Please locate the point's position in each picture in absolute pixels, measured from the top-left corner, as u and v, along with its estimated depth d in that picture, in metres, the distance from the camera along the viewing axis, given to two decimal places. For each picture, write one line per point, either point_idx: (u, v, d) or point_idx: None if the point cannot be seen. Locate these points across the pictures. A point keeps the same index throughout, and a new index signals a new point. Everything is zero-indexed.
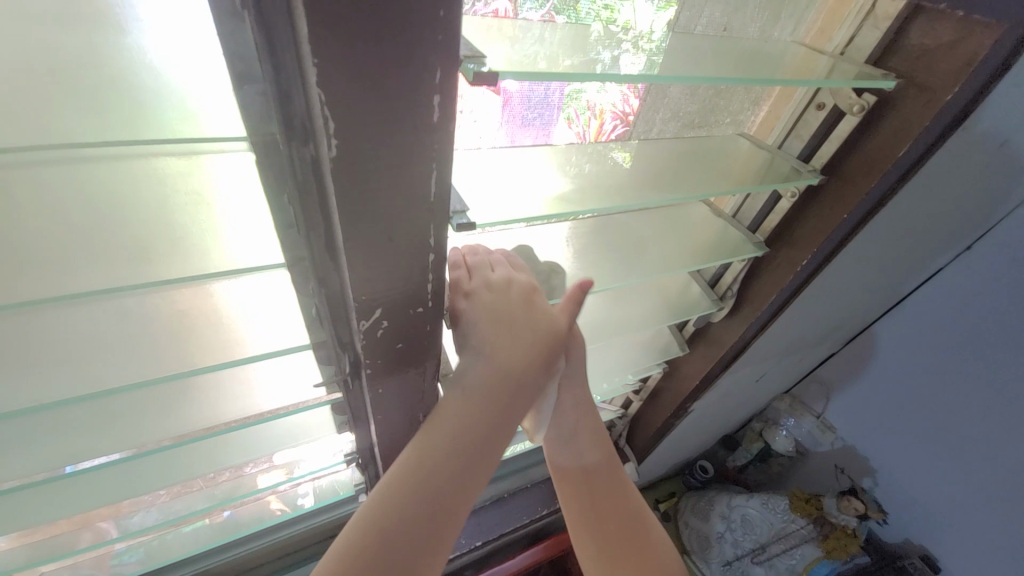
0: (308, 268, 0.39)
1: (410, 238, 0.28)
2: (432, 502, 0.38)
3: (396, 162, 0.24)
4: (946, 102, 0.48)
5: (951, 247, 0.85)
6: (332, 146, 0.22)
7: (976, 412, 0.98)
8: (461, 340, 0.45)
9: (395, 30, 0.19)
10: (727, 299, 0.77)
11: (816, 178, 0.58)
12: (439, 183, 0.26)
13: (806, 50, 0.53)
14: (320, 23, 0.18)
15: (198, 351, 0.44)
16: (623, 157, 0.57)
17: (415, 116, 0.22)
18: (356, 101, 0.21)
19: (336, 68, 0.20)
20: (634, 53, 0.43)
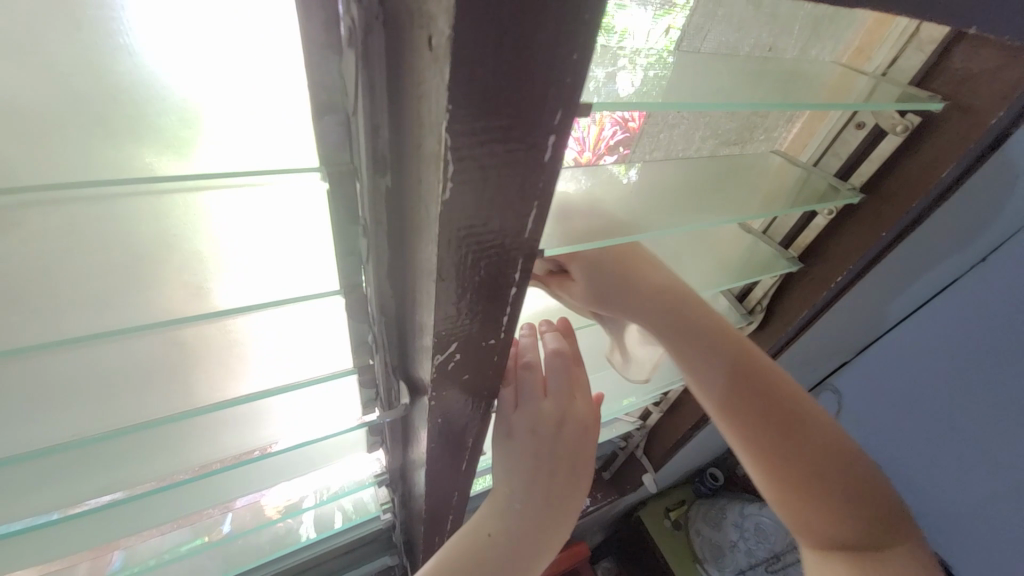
0: (365, 293, 0.38)
1: (500, 273, 0.27)
2: (530, 505, 0.44)
3: (506, 199, 0.23)
4: (992, 124, 0.48)
5: (968, 257, 0.86)
6: (448, 187, 0.21)
7: (991, 421, 0.99)
8: (518, 367, 0.45)
9: (525, 73, 0.19)
10: (756, 314, 0.78)
11: (854, 196, 0.58)
12: (537, 220, 0.25)
13: (847, 69, 0.53)
14: (457, 71, 0.18)
15: (223, 385, 0.44)
16: (619, 169, 0.53)
17: (529, 157, 0.22)
18: (477, 143, 0.20)
19: (463, 115, 0.19)
20: (631, 69, 0.41)
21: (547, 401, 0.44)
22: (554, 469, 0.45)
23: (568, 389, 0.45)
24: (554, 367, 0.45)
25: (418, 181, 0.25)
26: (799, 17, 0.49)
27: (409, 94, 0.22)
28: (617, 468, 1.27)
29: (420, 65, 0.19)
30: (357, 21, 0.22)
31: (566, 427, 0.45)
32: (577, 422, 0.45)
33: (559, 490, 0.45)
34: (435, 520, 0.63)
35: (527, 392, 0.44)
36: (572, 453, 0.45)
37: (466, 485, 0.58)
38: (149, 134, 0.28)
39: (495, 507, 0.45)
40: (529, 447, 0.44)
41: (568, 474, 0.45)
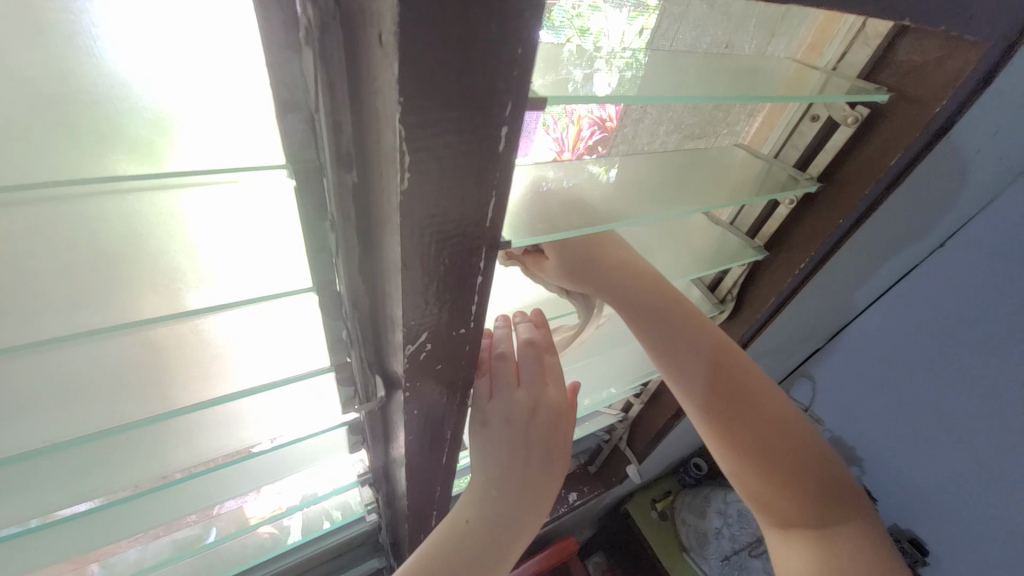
0: (337, 291, 0.39)
1: (464, 263, 0.29)
2: (508, 493, 0.45)
3: (463, 189, 0.24)
4: (934, 113, 0.51)
5: (927, 243, 0.90)
6: (405, 177, 0.22)
7: (955, 399, 1.03)
8: (490, 358, 0.46)
9: (473, 66, 0.20)
10: (727, 302, 0.80)
11: (812, 185, 0.61)
12: (496, 210, 0.26)
13: (800, 64, 0.56)
14: (408, 65, 0.19)
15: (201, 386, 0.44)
16: (599, 170, 0.55)
17: (483, 148, 0.23)
18: (432, 134, 0.21)
19: (416, 108, 0.20)
20: (607, 70, 0.42)
21: (521, 390, 0.45)
22: (530, 456, 0.46)
23: (541, 378, 0.46)
24: (526, 357, 0.46)
25: (379, 174, 0.26)
26: (754, 15, 0.51)
27: (367, 92, 0.23)
28: (603, 461, 1.29)
29: (374, 62, 0.20)
30: (313, 20, 0.22)
31: (539, 414, 0.46)
32: (551, 410, 0.46)
33: (535, 479, 0.46)
34: (419, 517, 0.64)
35: (501, 383, 0.45)
36: (547, 440, 0.46)
37: (448, 480, 0.58)
38: (117, 137, 0.28)
39: (474, 495, 0.46)
40: (505, 436, 0.45)
41: (544, 462, 0.47)
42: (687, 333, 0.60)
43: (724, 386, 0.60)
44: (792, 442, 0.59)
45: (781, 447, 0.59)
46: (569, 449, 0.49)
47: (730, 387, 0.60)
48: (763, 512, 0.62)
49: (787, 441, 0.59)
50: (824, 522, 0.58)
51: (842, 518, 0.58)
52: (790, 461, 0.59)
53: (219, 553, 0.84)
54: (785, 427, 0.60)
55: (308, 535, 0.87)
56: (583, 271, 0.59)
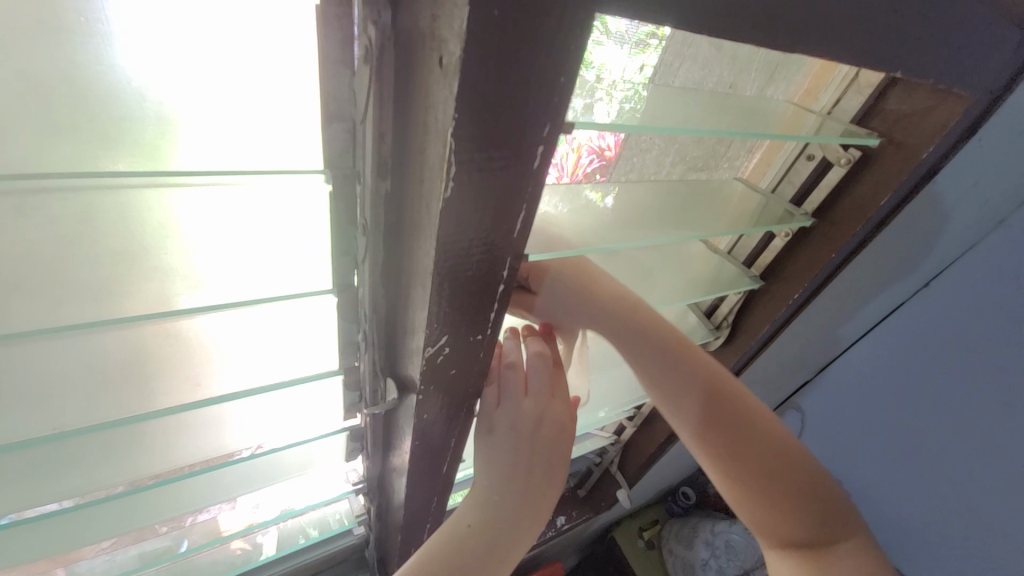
0: (356, 294, 0.40)
1: (491, 270, 0.30)
2: (510, 499, 0.46)
3: (500, 200, 0.26)
4: (922, 157, 0.55)
5: (913, 281, 0.94)
6: (449, 186, 0.24)
7: (939, 435, 1.05)
8: (499, 367, 0.47)
9: (519, 89, 0.22)
10: (722, 329, 0.82)
11: (807, 220, 0.64)
12: (525, 222, 0.28)
13: (797, 107, 0.60)
14: (465, 84, 0.21)
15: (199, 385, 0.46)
16: (595, 196, 0.56)
17: (520, 163, 0.25)
18: (475, 147, 0.23)
19: (465, 123, 0.22)
20: (609, 100, 0.47)
21: (528, 399, 0.46)
22: (533, 465, 0.47)
23: (548, 388, 0.47)
24: (535, 367, 0.47)
25: (418, 183, 0.28)
26: (756, 60, 0.55)
27: (417, 107, 0.25)
28: (592, 485, 1.28)
29: (432, 82, 0.22)
30: (373, 40, 0.25)
31: (544, 425, 0.47)
32: (556, 421, 0.47)
33: (537, 488, 0.47)
34: (412, 530, 0.63)
35: (509, 392, 0.46)
36: (550, 451, 0.47)
37: (445, 491, 0.58)
38: (141, 140, 0.30)
39: (476, 500, 0.47)
40: (510, 444, 0.46)
41: (547, 471, 0.47)
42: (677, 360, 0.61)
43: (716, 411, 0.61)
44: (781, 459, 0.60)
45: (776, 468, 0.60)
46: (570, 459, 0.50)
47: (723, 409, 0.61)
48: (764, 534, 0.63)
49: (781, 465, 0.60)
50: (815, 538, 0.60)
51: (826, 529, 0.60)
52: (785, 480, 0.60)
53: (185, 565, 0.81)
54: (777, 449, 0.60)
55: (283, 549, 0.85)
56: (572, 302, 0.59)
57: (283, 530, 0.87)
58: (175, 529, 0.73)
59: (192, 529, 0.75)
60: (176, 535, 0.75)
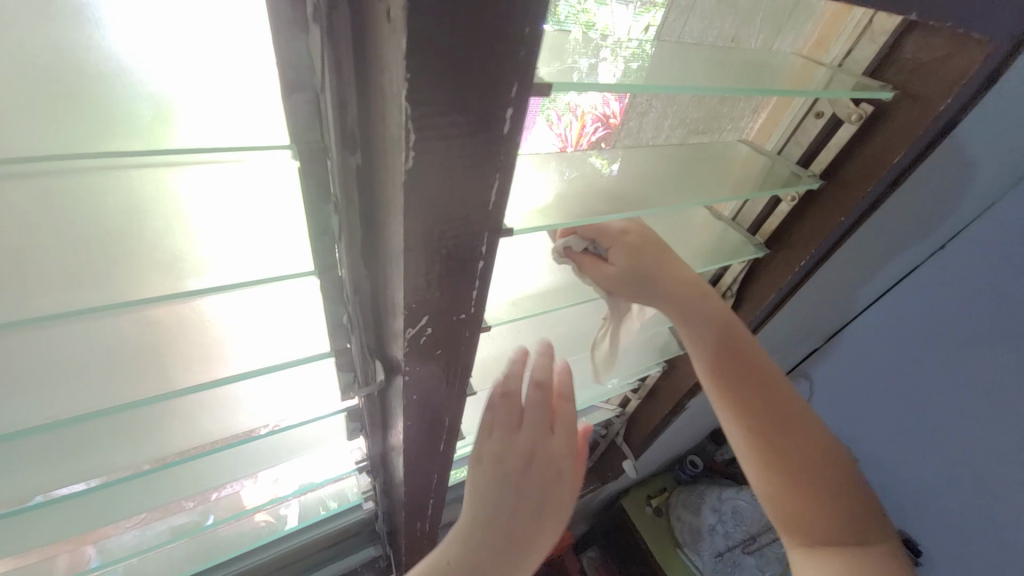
0: (338, 276, 0.39)
1: (467, 245, 0.29)
2: (496, 534, 0.46)
3: (470, 169, 0.24)
4: (938, 110, 0.52)
5: (928, 244, 0.90)
6: (411, 156, 0.22)
7: (951, 400, 1.03)
8: (499, 404, 0.49)
9: (476, 42, 0.20)
10: (726, 299, 0.80)
11: (814, 182, 0.61)
12: (500, 193, 0.27)
13: (806, 60, 0.55)
14: (417, 41, 0.19)
15: (199, 367, 0.43)
16: (602, 162, 0.55)
17: (487, 130, 0.23)
18: (431, 111, 0.21)
19: (421, 84, 0.20)
20: (612, 62, 0.42)
21: (529, 440, 0.48)
22: (521, 505, 0.47)
23: (542, 425, 0.48)
24: (533, 400, 0.49)
25: (384, 154, 0.26)
26: (761, 10, 0.51)
27: (376, 68, 0.23)
28: (599, 456, 1.29)
29: (383, 37, 0.20)
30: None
31: (534, 464, 0.47)
32: (547, 460, 0.48)
33: (526, 528, 0.47)
34: (416, 505, 0.64)
35: (505, 424, 0.48)
36: (539, 493, 0.47)
37: (445, 467, 0.58)
38: (123, 120, 0.28)
39: (463, 532, 0.47)
40: (499, 479, 0.47)
41: (533, 513, 0.47)
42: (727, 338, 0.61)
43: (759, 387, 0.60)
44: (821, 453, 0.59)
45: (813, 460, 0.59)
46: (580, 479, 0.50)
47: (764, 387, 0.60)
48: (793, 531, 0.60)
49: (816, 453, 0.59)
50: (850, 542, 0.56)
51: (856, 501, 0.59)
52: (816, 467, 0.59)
53: (211, 537, 0.83)
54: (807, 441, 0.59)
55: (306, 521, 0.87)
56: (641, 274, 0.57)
57: (304, 503, 0.88)
58: (200, 503, 0.75)
59: (216, 504, 0.77)
60: (201, 509, 0.76)
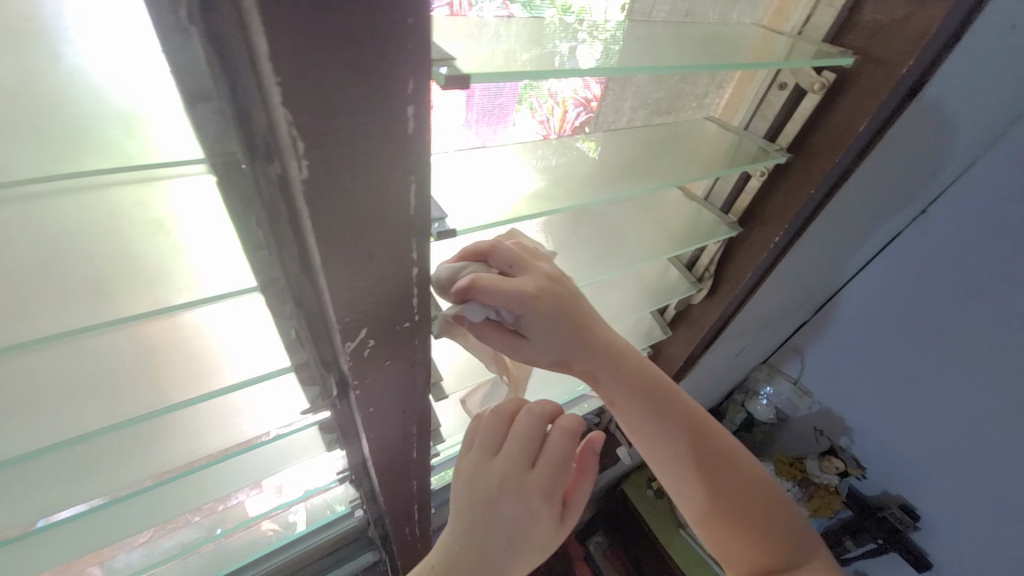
0: (282, 289, 0.36)
1: (394, 248, 0.28)
2: (475, 550, 0.49)
3: (381, 168, 0.24)
4: (901, 74, 0.50)
5: (910, 209, 0.90)
6: (303, 165, 0.22)
7: (939, 366, 1.02)
8: (523, 438, 0.50)
9: (354, 38, 0.19)
10: (705, 281, 0.79)
11: (783, 156, 0.59)
12: (418, 193, 0.26)
13: (766, 31, 0.54)
14: (286, 36, 0.18)
15: (181, 382, 0.41)
16: (588, 146, 0.57)
17: (386, 126, 0.23)
18: (317, 107, 0.21)
19: (301, 81, 0.20)
20: (590, 43, 0.43)
21: (509, 457, 0.50)
22: (505, 537, 0.48)
23: (549, 468, 0.49)
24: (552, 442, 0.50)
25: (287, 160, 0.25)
26: None
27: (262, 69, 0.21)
28: None
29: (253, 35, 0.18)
30: None
31: (530, 502, 0.48)
32: (542, 502, 0.48)
33: (506, 556, 0.49)
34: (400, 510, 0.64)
35: (518, 459, 0.50)
36: (526, 531, 0.48)
37: (424, 473, 0.58)
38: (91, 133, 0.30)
39: (449, 543, 0.51)
40: (492, 508, 0.49)
41: (513, 545, 0.48)
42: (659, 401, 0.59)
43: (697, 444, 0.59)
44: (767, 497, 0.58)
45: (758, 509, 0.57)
46: (545, 503, 0.48)
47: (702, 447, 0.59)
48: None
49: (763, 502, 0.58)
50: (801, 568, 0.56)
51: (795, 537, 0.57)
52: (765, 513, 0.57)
53: (220, 548, 0.83)
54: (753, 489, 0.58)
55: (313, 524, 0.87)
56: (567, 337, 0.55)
57: (311, 507, 0.88)
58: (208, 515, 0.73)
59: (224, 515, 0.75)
60: (208, 523, 0.75)
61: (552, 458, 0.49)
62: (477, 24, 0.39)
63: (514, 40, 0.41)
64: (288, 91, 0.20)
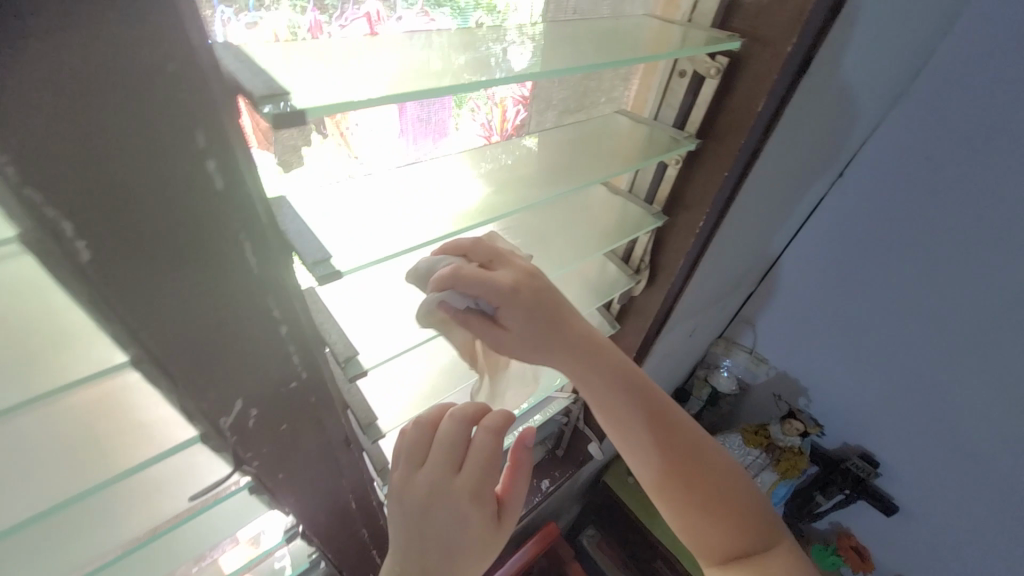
0: (145, 367, 0.31)
1: (229, 284, 0.30)
2: (418, 564, 0.50)
3: (183, 214, 0.26)
4: (787, 53, 0.50)
5: (828, 173, 0.95)
6: (78, 218, 0.23)
7: (874, 320, 1.06)
8: (443, 441, 0.52)
9: (120, 103, 0.21)
10: (642, 272, 0.79)
11: (693, 143, 0.59)
12: (236, 231, 0.28)
13: (659, 21, 0.55)
14: (31, 103, 0.20)
15: (86, 467, 0.39)
16: (533, 142, 0.58)
17: (181, 178, 0.25)
18: (86, 165, 0.22)
19: (61, 144, 0.21)
20: (521, 43, 0.44)
21: (434, 468, 0.51)
22: (444, 542, 0.50)
23: (473, 466, 0.51)
24: (476, 442, 0.51)
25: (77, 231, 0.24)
26: None
27: None
28: (567, 443, 1.28)
29: None
30: None
31: (458, 501, 0.50)
32: (468, 498, 0.50)
33: (448, 562, 0.50)
34: (357, 548, 0.62)
35: (440, 463, 0.51)
36: (462, 530, 0.50)
37: (369, 504, 0.56)
38: None
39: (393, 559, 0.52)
40: (424, 517, 0.50)
41: (454, 550, 0.50)
42: (634, 398, 0.59)
43: (667, 440, 0.60)
44: (728, 485, 0.60)
45: (720, 497, 0.60)
46: (477, 505, 0.50)
47: (673, 441, 0.60)
48: (699, 551, 0.62)
49: (723, 489, 0.60)
50: (755, 547, 0.59)
51: (758, 499, 0.62)
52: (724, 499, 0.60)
53: None
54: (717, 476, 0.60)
55: (299, 566, 0.81)
56: (540, 322, 0.54)
57: (295, 549, 0.82)
58: None
59: None
60: None
61: (476, 456, 0.51)
62: (401, 38, 0.40)
63: (449, 46, 0.41)
64: (45, 154, 0.21)
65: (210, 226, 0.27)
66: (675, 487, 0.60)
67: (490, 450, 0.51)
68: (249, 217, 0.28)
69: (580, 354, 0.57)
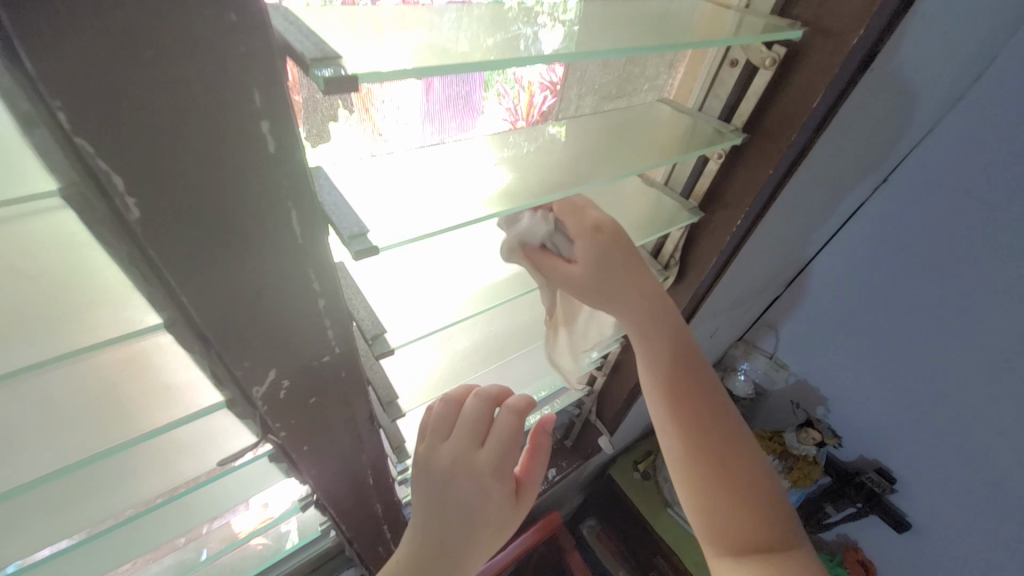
0: (184, 331, 0.31)
1: (278, 251, 0.29)
2: (434, 538, 0.50)
3: (235, 176, 0.25)
4: (852, 45, 0.48)
5: (872, 178, 0.90)
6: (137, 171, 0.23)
7: (906, 334, 1.02)
8: (465, 421, 0.53)
9: (182, 56, 0.21)
10: (671, 268, 0.77)
11: (739, 137, 0.57)
12: (287, 199, 0.27)
13: (714, 6, 0.51)
14: (95, 50, 0.19)
15: (118, 424, 0.39)
16: (559, 131, 0.57)
17: (238, 139, 0.24)
18: (146, 118, 0.22)
19: (123, 94, 0.21)
20: (552, 27, 0.41)
21: (457, 441, 0.51)
22: (462, 519, 0.50)
23: (498, 443, 0.51)
24: (500, 422, 0.52)
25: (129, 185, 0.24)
26: None
27: None
28: (577, 434, 1.27)
29: None
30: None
31: (479, 479, 0.50)
32: (489, 478, 0.50)
33: (464, 538, 0.50)
34: (372, 521, 0.63)
35: (463, 440, 0.51)
36: (480, 508, 0.50)
37: (386, 481, 0.57)
38: None
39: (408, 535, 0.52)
40: (444, 492, 0.50)
41: (470, 526, 0.50)
42: (676, 357, 0.63)
43: (696, 408, 0.62)
44: (749, 475, 0.60)
45: (739, 482, 0.59)
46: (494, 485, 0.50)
47: (701, 411, 0.62)
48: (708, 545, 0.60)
49: (743, 475, 0.59)
50: (772, 544, 0.56)
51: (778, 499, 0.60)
52: (745, 484, 0.59)
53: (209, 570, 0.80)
54: (740, 460, 0.60)
55: (305, 537, 0.84)
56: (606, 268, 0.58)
57: (303, 521, 0.85)
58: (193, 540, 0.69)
59: (211, 537, 0.72)
60: (194, 546, 0.72)
61: (501, 435, 0.52)
62: (432, 14, 0.38)
63: (476, 27, 0.40)
64: (108, 104, 0.21)
65: (261, 193, 0.26)
66: (695, 460, 0.60)
67: (516, 428, 0.52)
68: (302, 181, 0.27)
69: (638, 298, 0.60)
